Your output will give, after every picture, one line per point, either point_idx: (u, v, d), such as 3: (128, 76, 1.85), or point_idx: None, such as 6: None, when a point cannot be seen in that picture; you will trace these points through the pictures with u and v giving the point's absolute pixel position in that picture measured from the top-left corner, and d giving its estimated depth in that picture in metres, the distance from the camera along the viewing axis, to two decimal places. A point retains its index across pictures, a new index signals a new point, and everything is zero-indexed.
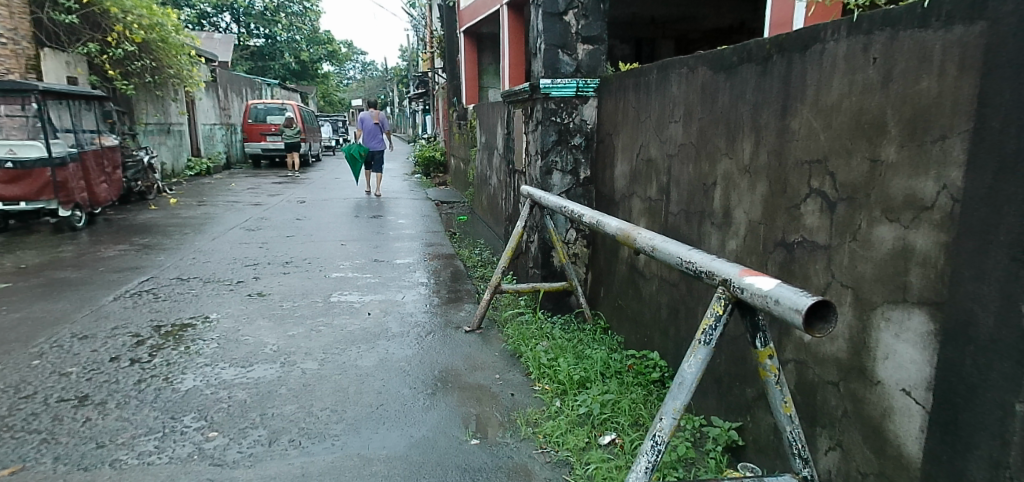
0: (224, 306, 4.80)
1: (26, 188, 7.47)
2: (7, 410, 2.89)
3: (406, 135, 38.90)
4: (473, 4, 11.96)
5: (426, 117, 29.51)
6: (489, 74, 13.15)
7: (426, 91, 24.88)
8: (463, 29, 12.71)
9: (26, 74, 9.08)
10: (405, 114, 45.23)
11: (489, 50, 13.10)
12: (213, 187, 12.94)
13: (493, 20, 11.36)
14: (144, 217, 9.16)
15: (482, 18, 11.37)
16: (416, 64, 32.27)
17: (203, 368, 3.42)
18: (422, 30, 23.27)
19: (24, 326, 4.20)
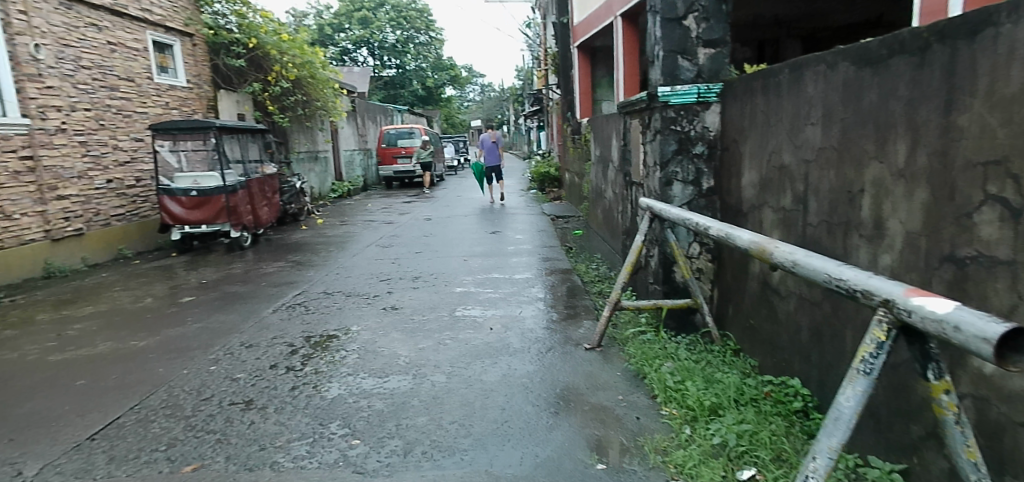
0: (362, 319, 5.12)
1: (207, 213, 8.56)
2: (191, 411, 3.27)
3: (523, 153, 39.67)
4: (588, 18, 11.89)
5: (541, 134, 29.87)
6: (603, 87, 13.05)
7: (539, 108, 25.24)
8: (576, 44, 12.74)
9: (208, 114, 10.87)
10: (522, 132, 46.16)
11: (603, 62, 13.03)
12: (353, 208, 13.94)
13: (609, 32, 11.24)
14: (297, 236, 10.09)
15: (596, 31, 11.34)
16: (531, 83, 32.89)
17: (346, 378, 3.67)
18: (538, 48, 23.69)
19: (201, 335, 4.76)
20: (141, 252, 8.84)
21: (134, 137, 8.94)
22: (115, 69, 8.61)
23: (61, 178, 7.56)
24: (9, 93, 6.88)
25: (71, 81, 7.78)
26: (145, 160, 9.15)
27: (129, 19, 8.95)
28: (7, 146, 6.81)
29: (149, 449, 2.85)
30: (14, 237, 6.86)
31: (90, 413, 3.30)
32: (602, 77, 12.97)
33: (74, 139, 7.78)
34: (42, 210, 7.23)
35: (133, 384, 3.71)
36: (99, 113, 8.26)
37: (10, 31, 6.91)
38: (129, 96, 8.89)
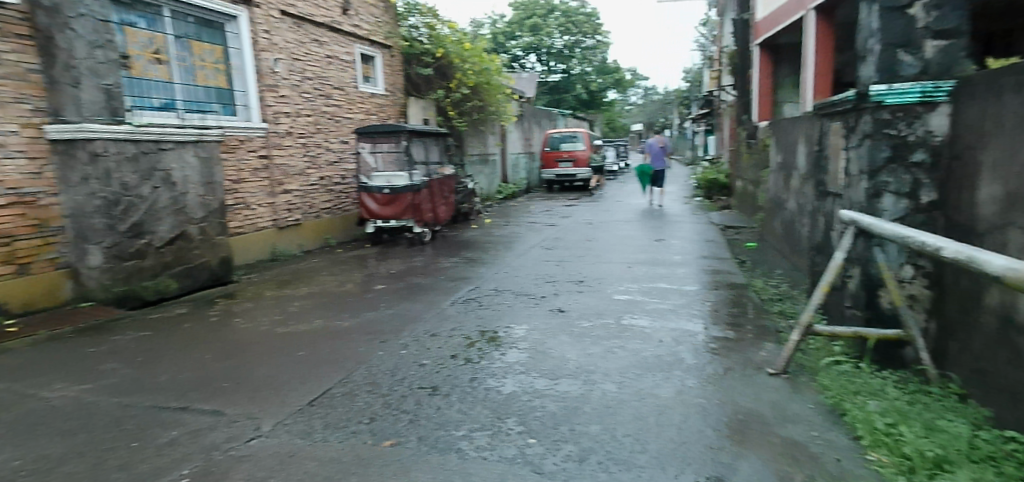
0: (530, 319, 5.23)
1: (396, 209, 9.38)
2: (387, 389, 3.59)
3: (687, 159, 38.11)
4: (771, 15, 11.09)
5: (707, 139, 28.45)
6: (785, 88, 12.10)
7: (706, 111, 24.08)
8: (757, 42, 11.93)
9: (399, 119, 11.90)
10: (686, 137, 44.35)
11: (788, 61, 12.08)
12: (518, 210, 14.36)
13: (797, 28, 10.33)
14: (468, 234, 10.65)
15: (781, 27, 10.53)
16: (700, 84, 31.49)
17: (519, 375, 3.77)
18: (711, 48, 22.60)
19: (391, 321, 5.20)
20: (342, 242, 9.96)
21: (341, 139, 10.08)
22: (331, 79, 9.79)
23: (287, 174, 8.74)
24: (254, 101, 8.09)
25: (298, 90, 8.98)
26: (348, 161, 10.26)
27: (343, 34, 10.10)
28: (251, 146, 8.01)
29: (355, 421, 3.17)
30: (251, 224, 8.04)
31: (308, 382, 3.76)
32: (784, 79, 12.13)
33: (297, 141, 8.95)
34: (272, 202, 8.41)
35: (339, 360, 4.16)
36: (317, 119, 9.43)
37: (257, 48, 8.15)
38: (340, 104, 10.04)
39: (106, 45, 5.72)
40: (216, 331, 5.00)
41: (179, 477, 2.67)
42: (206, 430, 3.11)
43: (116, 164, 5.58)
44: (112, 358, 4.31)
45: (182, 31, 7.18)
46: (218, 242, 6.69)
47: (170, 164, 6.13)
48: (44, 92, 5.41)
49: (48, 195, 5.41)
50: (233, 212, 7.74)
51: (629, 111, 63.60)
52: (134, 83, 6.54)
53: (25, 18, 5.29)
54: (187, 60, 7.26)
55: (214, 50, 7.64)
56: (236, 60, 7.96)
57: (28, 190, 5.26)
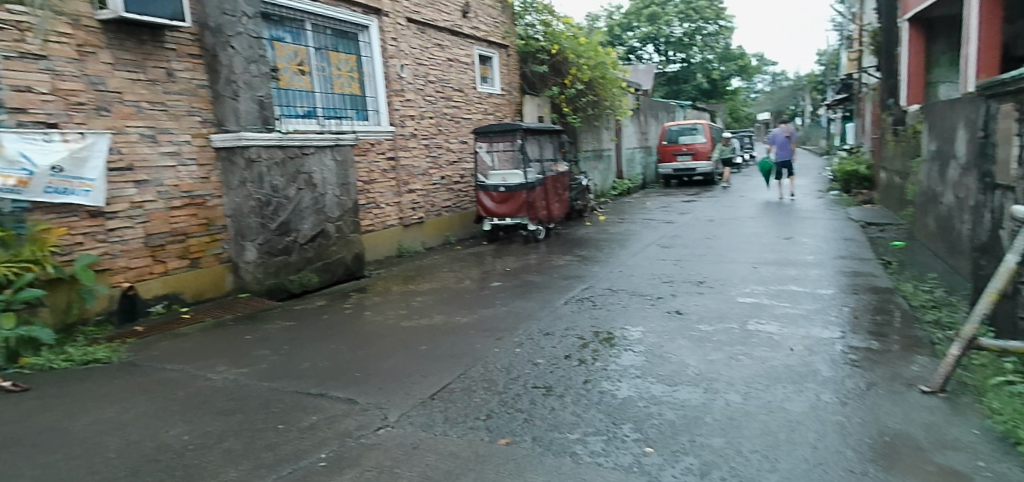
0: (646, 321, 5.05)
1: (511, 207, 9.50)
2: (503, 387, 3.62)
3: (820, 148, 35.23)
4: None
5: (844, 126, 26.09)
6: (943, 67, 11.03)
7: (844, 95, 22.07)
8: (904, 18, 10.78)
9: (514, 118, 12.06)
10: (819, 125, 41.02)
11: (944, 36, 10.88)
12: (633, 206, 14.00)
13: None
14: (583, 232, 10.54)
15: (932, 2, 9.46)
16: (836, 67, 28.94)
17: (635, 380, 3.65)
18: (850, 26, 20.66)
19: (508, 318, 5.27)
20: (461, 239, 10.26)
21: (460, 140, 10.38)
22: (452, 82, 10.11)
23: (412, 175, 9.14)
24: (383, 106, 8.54)
25: (421, 94, 9.36)
26: (467, 161, 10.55)
27: (463, 37, 10.39)
28: (380, 149, 8.46)
29: (472, 416, 3.23)
30: (379, 222, 8.49)
31: (429, 375, 3.89)
32: (941, 56, 11.00)
33: (421, 143, 9.33)
34: (398, 201, 8.83)
35: (458, 356, 4.27)
36: (439, 121, 9.78)
37: (386, 55, 8.58)
38: (459, 105, 10.35)
39: (259, 60, 6.29)
40: (348, 323, 5.33)
41: (317, 460, 2.82)
42: (340, 417, 3.30)
43: (267, 169, 6.15)
44: (264, 345, 4.73)
45: (321, 43, 7.73)
46: (352, 240, 7.15)
47: (311, 167, 6.62)
48: (210, 104, 6.11)
49: (215, 197, 6.11)
50: (364, 211, 8.21)
51: (752, 99, 60.00)
52: (282, 94, 7.15)
53: (195, 39, 6.01)
54: (326, 70, 7.80)
55: (349, 60, 8.15)
56: (367, 67, 8.44)
57: (200, 192, 5.96)
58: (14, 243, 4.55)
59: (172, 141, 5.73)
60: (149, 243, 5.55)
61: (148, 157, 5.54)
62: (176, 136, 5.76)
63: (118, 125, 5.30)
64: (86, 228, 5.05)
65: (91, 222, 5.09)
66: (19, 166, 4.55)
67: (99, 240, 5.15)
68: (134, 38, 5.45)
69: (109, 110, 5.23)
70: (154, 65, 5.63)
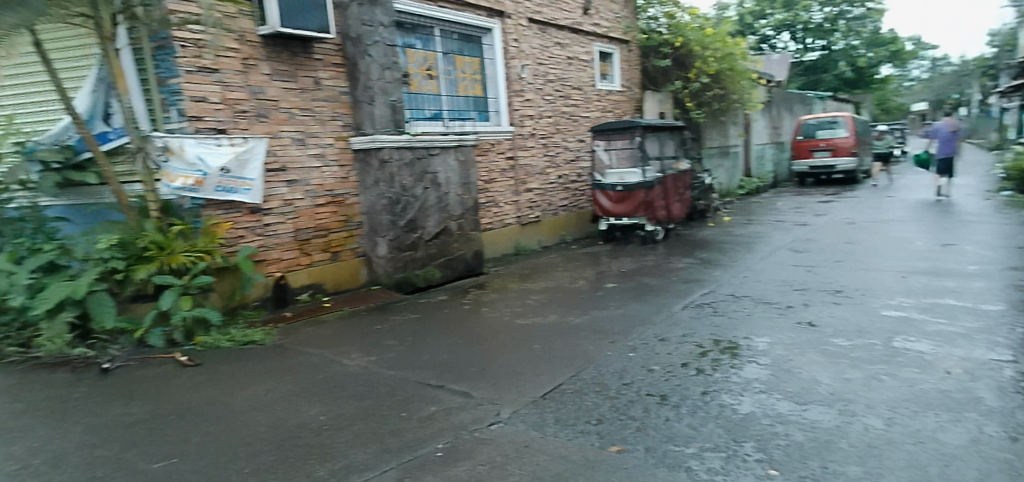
0: (773, 331, 4.74)
1: (628, 207, 9.32)
2: (615, 392, 3.56)
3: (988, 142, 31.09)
4: None
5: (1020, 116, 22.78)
6: None
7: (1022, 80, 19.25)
8: None
9: (635, 114, 11.83)
10: (988, 115, 36.18)
11: None
12: (761, 206, 13.21)
13: None
14: (705, 233, 10.11)
15: None
16: (1012, 48, 25.34)
17: (759, 395, 3.44)
18: None
19: (623, 321, 5.18)
20: (577, 238, 10.24)
21: (579, 138, 10.36)
22: (571, 80, 10.11)
23: (530, 174, 9.26)
24: (504, 107, 8.73)
25: (541, 93, 9.45)
26: (585, 159, 10.50)
27: (583, 35, 10.38)
28: (499, 149, 8.64)
29: (583, 420, 3.21)
30: (498, 221, 8.69)
31: (543, 375, 3.92)
32: None
33: (539, 142, 9.42)
34: (516, 200, 8.98)
35: (572, 357, 4.26)
36: (557, 120, 9.83)
37: (507, 56, 8.76)
38: (578, 103, 10.33)
39: (392, 66, 6.68)
40: (466, 319, 5.50)
41: (434, 449, 2.93)
42: (456, 410, 3.41)
43: (398, 169, 6.52)
44: (391, 335, 5.02)
45: (448, 47, 8.05)
46: (473, 237, 7.38)
47: (436, 167, 6.91)
48: (350, 109, 6.58)
49: (353, 195, 6.57)
50: (484, 210, 8.43)
51: (905, 88, 54.19)
52: (413, 97, 7.53)
53: (338, 49, 6.49)
54: (452, 73, 8.11)
55: (473, 63, 8.41)
56: (490, 69, 8.67)
57: (340, 191, 6.44)
58: (191, 235, 5.15)
59: (317, 144, 6.24)
60: (297, 238, 6.08)
61: (297, 158, 6.07)
62: (321, 139, 6.27)
63: (273, 130, 5.85)
64: (245, 223, 5.64)
65: (249, 217, 5.67)
66: (196, 167, 5.18)
67: (255, 234, 5.72)
68: (288, 51, 6.00)
69: (266, 117, 5.80)
70: (304, 75, 6.16)
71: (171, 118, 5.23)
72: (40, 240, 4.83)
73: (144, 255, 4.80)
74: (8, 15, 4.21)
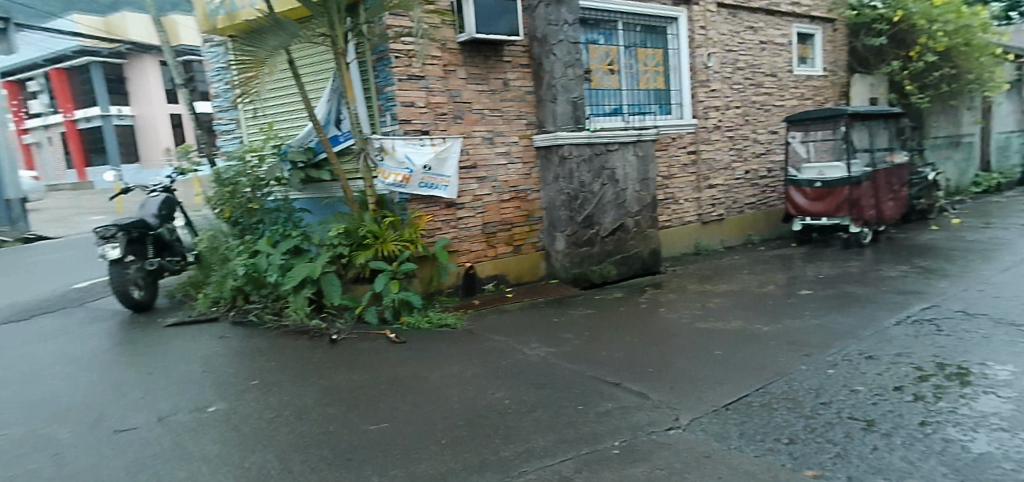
0: (1020, 359, 3.98)
1: (829, 205, 8.49)
2: (810, 411, 3.28)
3: None
4: None
5: None
6: None
7: None
8: None
9: (839, 101, 10.68)
10: None
11: None
12: (1005, 207, 11.11)
13: None
14: (926, 238, 8.79)
15: None
16: None
17: (999, 433, 2.93)
18: None
19: (820, 333, 4.73)
20: (765, 239, 9.54)
21: (771, 130, 9.63)
22: (763, 67, 9.43)
23: (713, 169, 8.80)
24: (687, 98, 8.40)
25: (729, 82, 8.94)
26: (778, 152, 9.73)
27: (780, 16, 9.61)
28: (681, 143, 8.35)
29: (773, 437, 3.00)
30: (678, 218, 8.40)
31: (726, 383, 3.74)
32: None
33: (725, 135, 8.92)
34: (698, 197, 8.60)
35: (761, 367, 4.00)
36: (746, 110, 9.23)
37: (693, 45, 8.42)
38: (771, 91, 9.60)
39: (575, 64, 6.73)
40: (644, 318, 5.43)
41: (611, 446, 2.94)
42: (634, 409, 3.39)
43: (576, 165, 6.58)
44: (569, 329, 5.14)
45: (631, 40, 7.88)
46: (650, 235, 7.23)
47: (615, 163, 6.87)
48: (534, 108, 6.84)
49: (535, 191, 6.86)
50: (663, 207, 8.20)
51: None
52: (594, 94, 7.53)
53: (525, 50, 6.76)
54: (634, 67, 7.94)
55: (655, 54, 8.16)
56: (673, 60, 8.36)
57: (523, 187, 6.75)
58: (399, 226, 5.73)
59: (504, 142, 6.60)
60: (485, 231, 6.48)
61: (486, 156, 6.46)
62: (507, 137, 6.62)
63: (466, 130, 6.30)
64: (442, 216, 6.15)
65: (445, 211, 6.17)
66: (404, 165, 5.75)
67: (449, 226, 6.21)
68: (481, 55, 6.39)
69: (462, 118, 6.25)
70: (495, 77, 6.51)
71: (387, 122, 5.93)
72: (289, 226, 5.70)
73: (363, 243, 5.47)
74: (270, 39, 5.17)
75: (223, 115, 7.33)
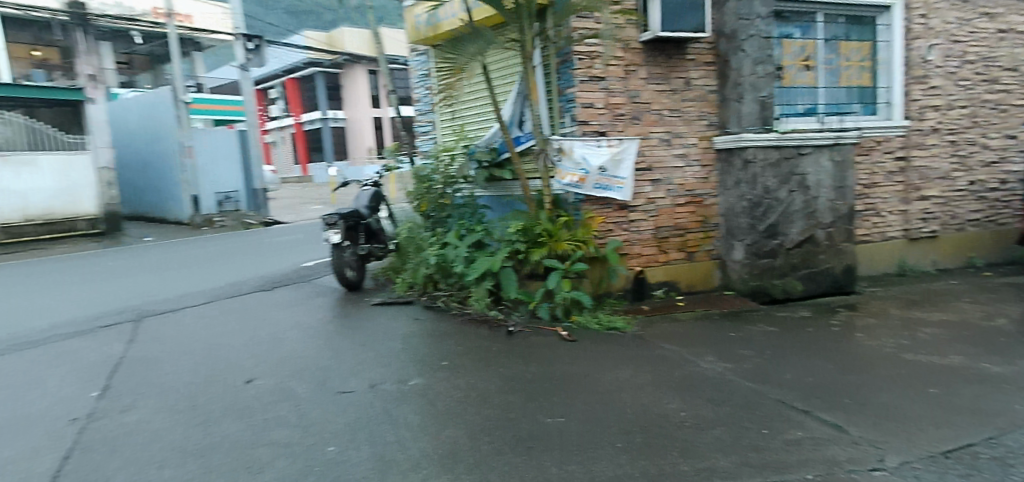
0: None
1: None
2: None
3: None
4: None
5: None
6: None
7: None
8: None
9: None
10: None
11: None
12: None
13: None
14: None
15: None
16: None
17: None
18: None
19: None
20: (993, 263, 8.12)
21: (1008, 134, 8.15)
22: (1001, 59, 8.00)
23: (928, 178, 7.67)
24: (898, 97, 7.40)
25: (954, 78, 7.72)
26: (1016, 160, 8.21)
27: None
28: (888, 147, 7.37)
29: None
30: (879, 233, 7.46)
31: (943, 428, 3.26)
32: None
33: (946, 139, 7.73)
34: (906, 209, 7.56)
35: (990, 415, 3.42)
36: (975, 110, 7.91)
37: (909, 36, 7.40)
38: (1011, 87, 8.11)
39: (766, 60, 6.27)
40: (838, 342, 4.93)
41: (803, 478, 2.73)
42: (827, 442, 3.11)
43: (761, 169, 6.14)
44: (746, 345, 4.83)
45: (832, 32, 7.14)
46: (846, 250, 6.50)
47: (806, 168, 6.28)
48: (717, 108, 6.51)
49: (713, 196, 6.55)
50: (861, 218, 7.34)
51: None
52: (785, 92, 6.97)
53: (711, 47, 6.47)
54: (834, 62, 7.18)
55: (861, 48, 7.31)
56: (883, 54, 7.42)
57: (700, 191, 6.48)
58: (573, 226, 5.82)
59: (682, 144, 6.38)
60: (657, 235, 6.33)
61: (663, 158, 6.30)
62: (686, 139, 6.40)
63: (644, 132, 6.20)
64: (614, 219, 6.12)
65: (618, 213, 6.13)
66: (581, 166, 5.88)
67: (621, 229, 6.16)
68: (664, 54, 6.24)
69: (640, 119, 6.17)
70: (677, 76, 6.33)
71: (566, 123, 6.05)
72: (474, 221, 6.09)
73: (539, 240, 5.64)
74: (469, 46, 5.53)
75: (422, 118, 8.02)
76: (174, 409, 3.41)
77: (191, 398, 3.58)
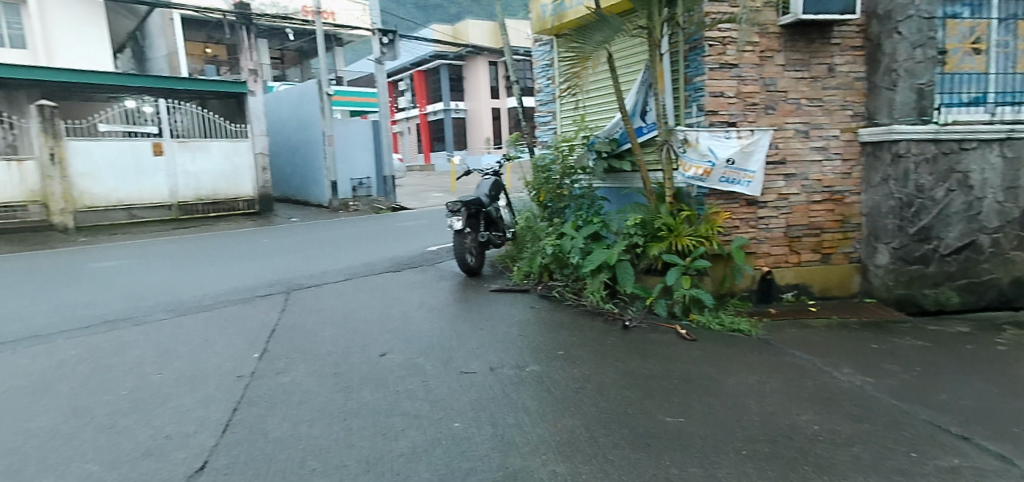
0: None
1: None
2: None
3: None
4: None
5: None
6: None
7: None
8: None
9: None
10: None
11: None
12: None
13: None
14: None
15: None
16: None
17: None
18: None
19: None
20: None
21: None
22: None
23: None
24: None
25: None
26: None
27: None
28: None
29: None
30: None
31: None
32: None
33: None
34: None
35: None
36: None
37: None
38: None
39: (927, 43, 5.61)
40: (1005, 363, 4.34)
41: None
42: (992, 474, 2.75)
43: (915, 165, 5.52)
44: (891, 359, 4.40)
45: (1010, 9, 5.74)
46: (1016, 259, 5.69)
47: (971, 164, 5.55)
48: (865, 97, 5.94)
49: (855, 193, 6.00)
50: None
51: None
52: (948, 79, 5.62)
53: (860, 30, 5.90)
54: (1010, 45, 5.77)
55: None
56: None
57: (841, 188, 5.97)
58: (696, 221, 5.59)
59: (822, 136, 5.90)
60: (788, 234, 5.91)
61: (799, 151, 5.85)
62: (826, 131, 5.90)
63: (778, 122, 5.79)
64: (741, 214, 5.80)
65: (745, 209, 5.80)
66: (707, 158, 5.62)
67: (748, 226, 5.82)
68: (805, 39, 5.78)
69: (774, 109, 5.77)
70: (819, 62, 5.84)
71: (692, 114, 5.80)
72: (592, 213, 6.04)
73: (659, 234, 5.48)
74: (596, 34, 5.46)
75: (543, 108, 8.06)
76: (320, 374, 3.73)
77: (333, 366, 3.88)
